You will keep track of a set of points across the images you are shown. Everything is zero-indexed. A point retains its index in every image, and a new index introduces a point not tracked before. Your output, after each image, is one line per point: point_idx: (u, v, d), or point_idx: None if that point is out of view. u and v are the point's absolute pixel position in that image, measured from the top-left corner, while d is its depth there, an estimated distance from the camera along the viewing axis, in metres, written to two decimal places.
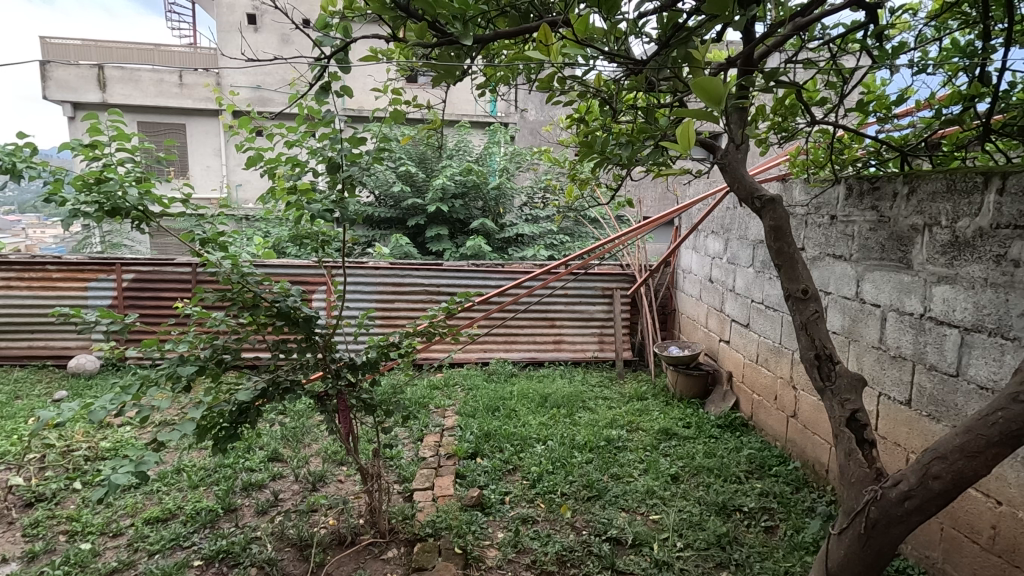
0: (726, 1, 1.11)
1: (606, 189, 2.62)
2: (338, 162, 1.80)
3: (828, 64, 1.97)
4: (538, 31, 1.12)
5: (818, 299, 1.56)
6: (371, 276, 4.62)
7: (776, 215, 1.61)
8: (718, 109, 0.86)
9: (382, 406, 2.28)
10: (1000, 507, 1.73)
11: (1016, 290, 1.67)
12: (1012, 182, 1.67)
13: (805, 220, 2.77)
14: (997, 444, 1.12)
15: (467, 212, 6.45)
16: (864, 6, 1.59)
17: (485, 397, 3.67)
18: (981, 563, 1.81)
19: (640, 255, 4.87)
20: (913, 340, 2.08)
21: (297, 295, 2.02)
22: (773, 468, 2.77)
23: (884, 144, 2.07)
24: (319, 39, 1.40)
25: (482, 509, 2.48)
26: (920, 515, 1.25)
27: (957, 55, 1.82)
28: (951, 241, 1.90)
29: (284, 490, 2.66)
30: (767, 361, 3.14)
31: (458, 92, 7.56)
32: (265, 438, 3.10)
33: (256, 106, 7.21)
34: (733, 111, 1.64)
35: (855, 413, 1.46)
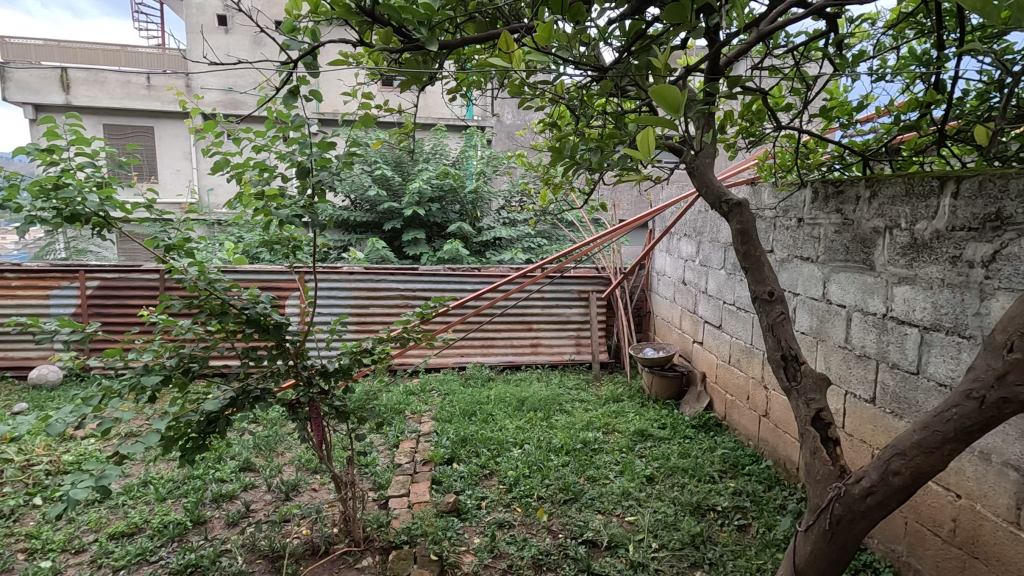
0: (682, 10, 1.16)
1: (580, 194, 2.63)
2: (308, 167, 1.77)
3: (791, 71, 2.04)
4: (504, 35, 1.15)
5: (783, 301, 1.59)
6: (345, 281, 4.57)
7: (742, 219, 1.64)
8: (677, 117, 0.88)
9: (355, 413, 2.26)
10: (960, 500, 1.79)
11: (972, 290, 1.72)
12: (966, 186, 1.73)
13: (773, 223, 2.83)
14: (952, 440, 1.15)
15: (444, 216, 6.45)
16: (826, 15, 1.62)
17: (461, 402, 3.65)
18: (943, 556, 1.87)
19: (615, 258, 4.91)
20: (877, 340, 2.14)
21: (266, 302, 1.99)
22: (746, 468, 2.82)
23: (847, 149, 2.14)
24: (285, 42, 1.42)
25: (458, 515, 2.47)
26: (882, 511, 1.28)
27: (914, 63, 1.89)
28: (910, 242, 1.96)
29: (256, 501, 2.62)
30: (739, 361, 3.19)
31: (433, 96, 7.56)
32: (235, 447, 3.05)
33: (225, 109, 7.08)
34: (700, 118, 1.66)
35: (819, 412, 1.49)
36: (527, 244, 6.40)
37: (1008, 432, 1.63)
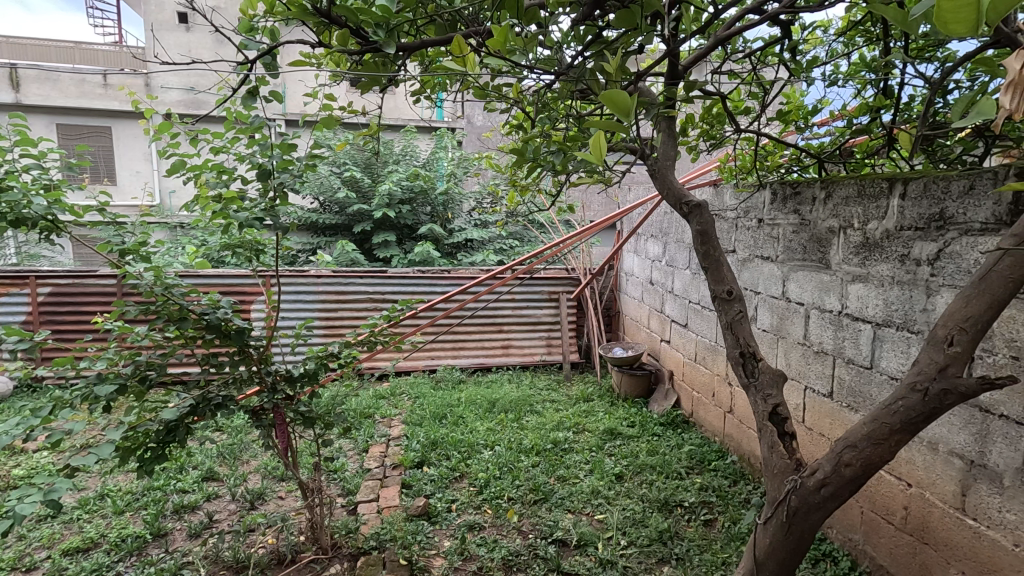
0: (631, 15, 1.30)
1: (546, 195, 2.64)
2: (269, 168, 1.73)
3: (749, 77, 2.09)
4: (455, 38, 1.17)
5: (741, 300, 1.63)
6: (312, 285, 4.50)
7: (702, 220, 1.67)
8: (627, 119, 0.95)
9: (322, 418, 2.22)
10: (910, 488, 1.87)
11: (919, 288, 1.79)
12: (913, 187, 1.80)
13: (735, 224, 2.90)
14: (898, 431, 1.20)
15: (414, 218, 6.41)
16: (780, 21, 1.67)
17: (431, 405, 3.63)
18: (896, 542, 1.94)
19: (585, 258, 4.96)
20: (833, 336, 2.21)
21: (227, 307, 1.94)
22: (712, 463, 2.87)
23: (804, 152, 2.21)
24: (242, 42, 1.38)
25: (428, 518, 2.46)
26: (835, 502, 1.33)
27: (864, 69, 1.97)
28: (862, 242, 2.04)
29: (219, 511, 2.55)
30: (704, 359, 3.26)
31: (402, 97, 7.50)
32: (197, 457, 2.98)
33: (186, 109, 6.89)
34: (662, 121, 1.70)
35: (776, 407, 1.53)
36: (498, 245, 6.41)
37: (952, 421, 1.71)
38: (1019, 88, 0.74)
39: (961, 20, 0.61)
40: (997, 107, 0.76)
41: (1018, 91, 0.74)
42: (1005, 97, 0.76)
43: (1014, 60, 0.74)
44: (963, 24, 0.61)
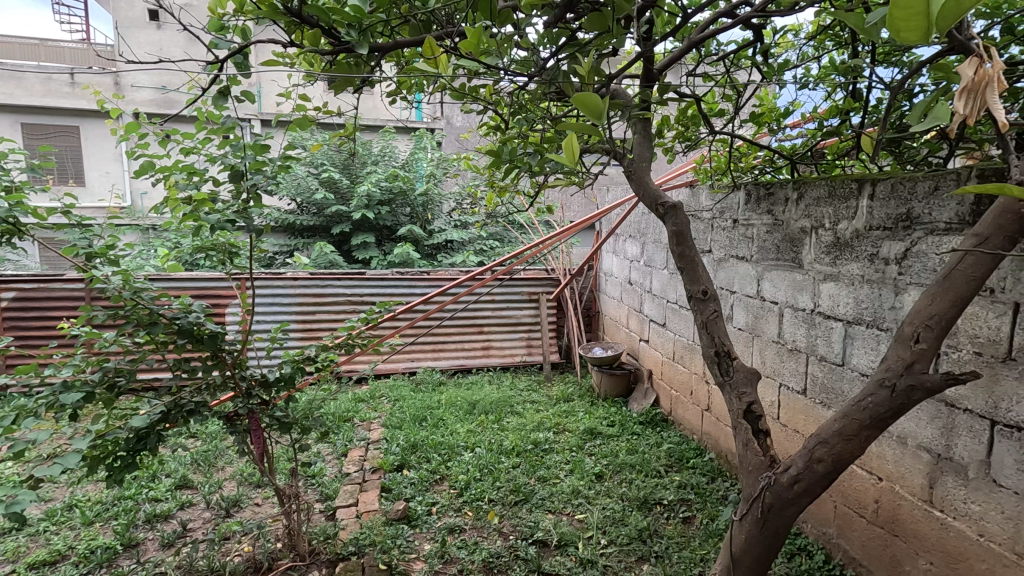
0: (603, 19, 1.31)
1: (525, 196, 2.64)
2: (242, 170, 1.70)
3: (723, 78, 2.12)
4: (427, 40, 1.17)
5: (716, 299, 1.65)
6: (289, 287, 4.43)
7: (678, 221, 1.69)
8: (601, 122, 0.97)
9: (299, 423, 2.19)
10: (881, 482, 1.92)
11: (888, 286, 1.84)
12: (881, 188, 1.84)
13: (710, 224, 2.93)
14: (868, 428, 1.23)
15: (394, 219, 6.36)
16: (753, 25, 1.69)
17: (411, 408, 3.61)
18: (868, 535, 1.98)
19: (564, 259, 4.98)
20: (806, 334, 2.25)
21: (199, 312, 1.90)
22: (690, 461, 2.90)
23: (777, 153, 2.25)
24: (213, 41, 1.36)
25: (408, 522, 2.44)
26: (807, 497, 1.35)
27: (834, 73, 2.02)
28: (833, 241, 2.08)
29: (193, 519, 2.50)
30: (682, 358, 3.30)
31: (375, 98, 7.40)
32: (170, 464, 2.91)
33: (158, 109, 6.73)
34: (638, 122, 1.71)
35: (750, 405, 1.55)
36: (479, 246, 6.40)
37: (920, 416, 1.75)
38: (972, 94, 0.77)
39: (915, 28, 0.63)
40: (951, 111, 0.80)
41: (971, 95, 0.77)
42: (959, 102, 0.79)
43: (967, 68, 0.78)
44: (916, 32, 0.63)
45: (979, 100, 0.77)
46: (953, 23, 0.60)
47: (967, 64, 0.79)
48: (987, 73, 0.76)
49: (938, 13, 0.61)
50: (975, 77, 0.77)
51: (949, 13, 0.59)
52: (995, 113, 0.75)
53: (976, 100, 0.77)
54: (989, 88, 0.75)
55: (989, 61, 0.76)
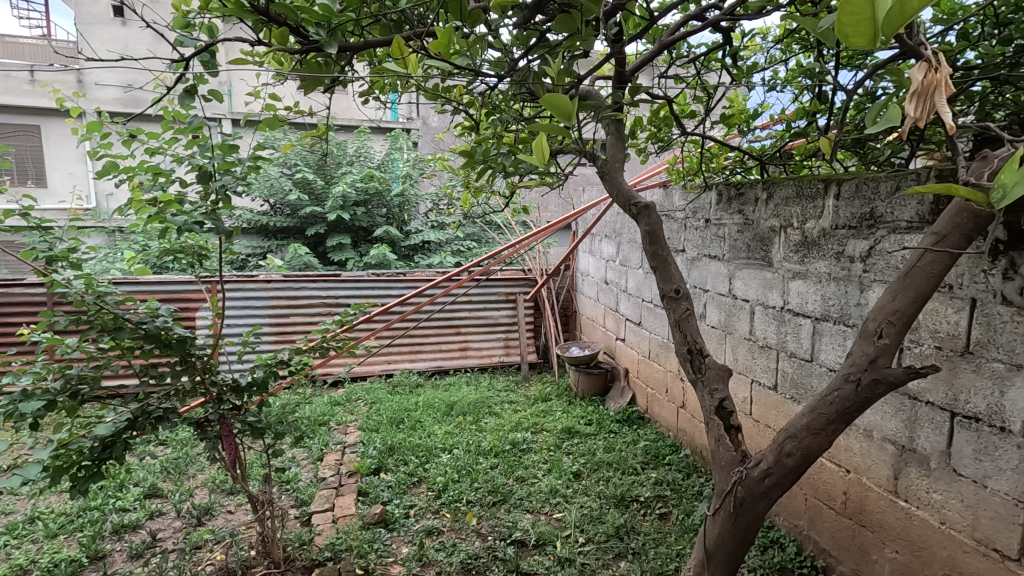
0: (571, 20, 1.32)
1: (500, 196, 2.64)
2: (210, 171, 1.66)
3: (694, 80, 2.16)
4: (394, 41, 1.17)
5: (689, 298, 1.68)
6: (262, 290, 4.36)
7: (651, 221, 1.71)
8: (568, 122, 0.97)
9: (272, 428, 2.15)
10: (849, 474, 1.97)
11: (854, 283, 1.89)
12: (846, 188, 1.90)
13: (684, 224, 2.98)
14: (834, 421, 1.26)
15: (369, 220, 6.30)
16: (722, 28, 1.72)
17: (388, 410, 3.58)
18: (837, 526, 2.04)
19: (541, 259, 5.00)
20: (777, 331, 2.30)
21: (167, 316, 1.85)
22: (666, 457, 2.94)
23: (747, 154, 2.29)
24: (178, 39, 1.32)
25: (385, 526, 2.42)
26: (778, 490, 1.38)
27: (801, 75, 2.06)
28: (802, 240, 2.13)
29: (163, 529, 2.44)
30: (658, 356, 3.34)
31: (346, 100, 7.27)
32: (138, 473, 2.83)
33: (124, 108, 6.55)
34: (611, 123, 1.73)
35: (722, 401, 1.58)
36: (456, 247, 6.38)
37: (885, 409, 1.80)
38: (922, 97, 0.83)
39: (861, 32, 0.64)
40: (903, 114, 0.85)
41: (921, 99, 0.82)
42: (909, 105, 0.84)
43: (917, 73, 0.83)
44: (863, 37, 0.64)
45: (927, 104, 0.82)
46: (896, 30, 0.61)
47: (917, 68, 0.83)
48: (934, 78, 0.81)
49: (882, 20, 0.62)
50: (924, 82, 0.82)
51: (891, 23, 0.60)
52: (942, 116, 0.81)
53: (925, 104, 0.82)
54: (936, 93, 0.81)
55: (937, 67, 0.81)
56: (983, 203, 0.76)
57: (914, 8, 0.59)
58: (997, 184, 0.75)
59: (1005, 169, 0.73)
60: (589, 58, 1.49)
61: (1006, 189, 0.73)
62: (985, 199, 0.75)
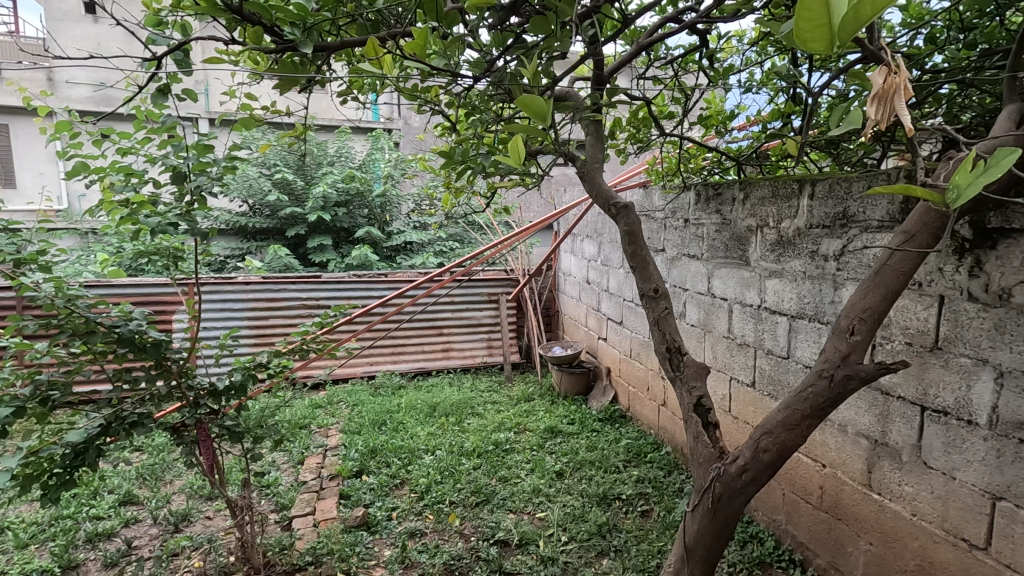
0: (546, 23, 1.33)
1: (482, 196, 2.64)
2: (184, 171, 1.63)
3: (672, 82, 2.18)
4: (368, 42, 1.18)
5: (667, 297, 1.70)
6: (240, 291, 4.30)
7: (629, 221, 1.73)
8: (543, 123, 1.00)
9: (251, 432, 2.12)
10: (825, 469, 2.01)
11: (828, 281, 1.93)
12: (820, 188, 1.93)
13: (663, 224, 3.01)
14: (809, 417, 1.29)
15: (351, 220, 6.24)
16: (699, 30, 1.74)
17: (370, 412, 3.56)
18: (813, 519, 2.08)
19: (523, 259, 5.01)
20: (754, 328, 2.34)
21: (141, 319, 1.80)
22: (648, 455, 2.96)
23: (725, 155, 2.32)
24: (150, 37, 1.29)
25: (368, 528, 2.41)
26: (754, 486, 1.40)
27: (776, 78, 2.10)
28: (777, 239, 2.17)
29: (139, 536, 2.39)
30: (639, 354, 3.37)
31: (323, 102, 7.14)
32: (113, 480, 2.78)
33: (97, 106, 6.41)
34: (590, 125, 1.74)
35: (700, 399, 1.60)
36: (439, 248, 6.36)
37: (859, 404, 1.84)
38: (882, 101, 0.86)
39: (818, 39, 0.65)
40: (864, 116, 0.88)
41: (882, 102, 0.86)
42: (870, 108, 0.87)
43: (877, 76, 0.86)
44: (820, 43, 0.65)
45: (888, 107, 0.85)
46: (853, 35, 0.62)
47: (878, 72, 0.86)
48: (894, 82, 0.84)
49: (839, 25, 0.63)
50: (884, 85, 0.85)
51: (847, 28, 0.61)
52: (901, 119, 0.84)
53: (886, 107, 0.85)
54: (896, 96, 0.84)
55: (897, 71, 0.83)
56: (939, 203, 0.81)
57: (869, 13, 0.60)
58: (952, 185, 0.81)
59: (962, 170, 0.78)
60: (567, 58, 1.50)
61: (961, 189, 0.78)
62: (940, 200, 0.80)
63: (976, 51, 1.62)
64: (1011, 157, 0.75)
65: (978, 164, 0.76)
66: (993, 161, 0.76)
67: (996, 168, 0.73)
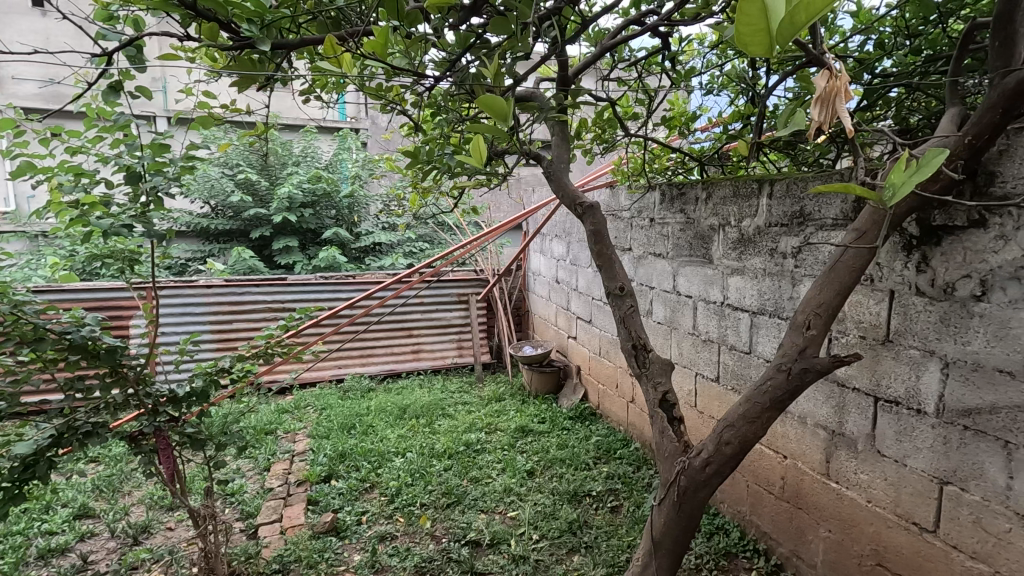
0: (506, 22, 1.32)
1: (449, 196, 2.63)
2: (139, 171, 1.58)
3: (636, 83, 2.22)
4: (325, 40, 1.17)
5: (633, 295, 1.73)
6: (201, 294, 4.18)
7: (595, 220, 1.75)
8: (504, 123, 1.01)
9: (214, 439, 2.07)
10: (786, 460, 2.07)
11: (786, 278, 1.99)
12: (778, 188, 1.99)
13: (630, 223, 3.05)
14: (769, 409, 1.33)
15: (318, 221, 6.14)
16: (661, 33, 1.77)
17: (339, 416, 3.50)
18: (776, 509, 2.14)
19: (493, 259, 5.01)
20: (718, 325, 2.39)
21: (94, 325, 1.73)
22: (617, 452, 3.00)
23: (688, 155, 2.37)
24: (99, 32, 1.24)
25: (337, 534, 2.37)
26: (718, 478, 1.44)
27: (736, 80, 2.15)
28: (739, 238, 2.22)
29: (96, 550, 2.30)
30: (608, 353, 3.40)
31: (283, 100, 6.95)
32: (67, 493, 2.66)
33: (45, 103, 6.13)
34: (556, 126, 1.76)
35: (665, 394, 1.63)
36: (408, 249, 6.31)
37: (817, 396, 1.91)
38: (825, 103, 0.89)
39: (758, 42, 0.66)
40: (808, 117, 0.91)
41: (824, 104, 0.89)
42: (814, 110, 0.90)
43: (821, 79, 0.89)
44: (760, 46, 0.66)
45: (829, 109, 0.89)
46: (791, 38, 0.63)
47: (821, 75, 0.89)
48: (836, 85, 0.87)
49: (776, 30, 0.64)
50: (827, 88, 0.88)
51: (783, 32, 0.63)
52: (842, 121, 0.87)
53: (828, 109, 0.88)
54: (838, 98, 0.87)
55: (838, 75, 0.87)
56: (877, 200, 0.89)
57: (804, 18, 0.61)
58: (888, 184, 0.88)
59: (896, 170, 0.85)
60: (531, 59, 1.50)
61: (896, 189, 0.86)
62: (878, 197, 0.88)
63: (922, 56, 1.70)
64: (940, 157, 0.81)
65: (910, 165, 0.84)
66: (923, 161, 0.82)
67: (925, 169, 0.81)
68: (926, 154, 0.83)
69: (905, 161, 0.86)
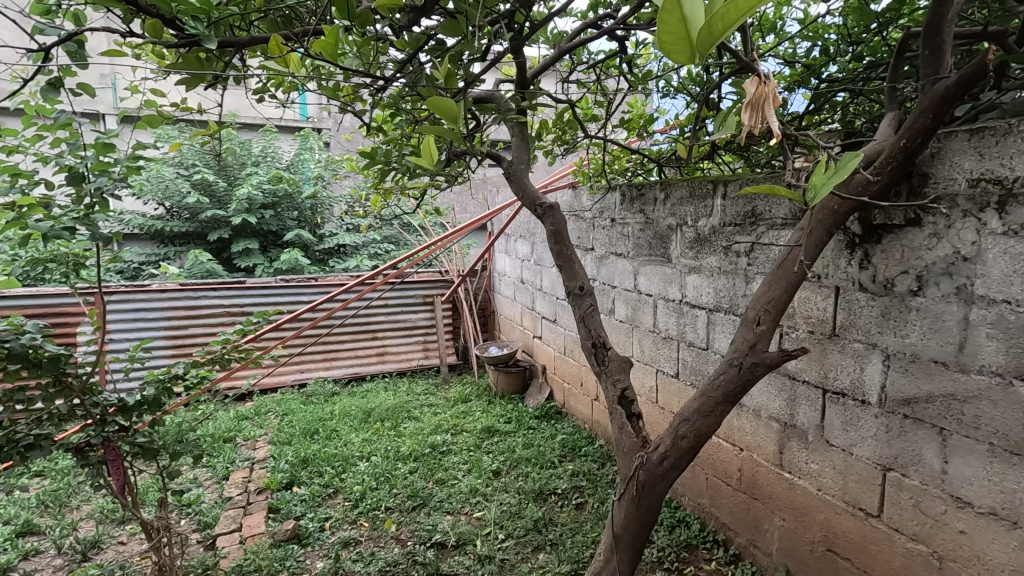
0: (457, 25, 1.33)
1: (412, 196, 2.61)
2: (81, 172, 1.51)
3: (595, 85, 2.25)
4: (269, 40, 1.16)
5: (592, 294, 1.75)
6: (155, 299, 4.04)
7: (555, 221, 1.77)
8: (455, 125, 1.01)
9: (168, 449, 2.00)
10: (742, 452, 2.13)
11: (740, 276, 2.05)
12: (731, 189, 2.06)
13: (592, 224, 3.09)
14: (722, 403, 1.37)
15: (279, 223, 6.00)
16: (618, 37, 1.81)
17: (301, 422, 3.43)
18: (734, 500, 2.20)
19: (458, 260, 5.00)
20: (677, 322, 2.45)
21: (35, 331, 1.64)
22: (582, 449, 3.03)
23: (646, 157, 2.42)
24: (36, 26, 1.19)
25: (299, 541, 2.33)
26: (675, 471, 1.47)
27: (692, 84, 2.21)
28: (695, 237, 2.28)
29: (41, 569, 2.20)
30: (573, 351, 3.44)
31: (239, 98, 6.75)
32: (9, 510, 2.53)
33: None
34: (515, 127, 1.77)
35: (624, 391, 1.66)
36: (373, 250, 6.23)
37: (770, 390, 1.97)
38: (754, 108, 0.93)
39: (680, 50, 0.68)
40: (740, 121, 0.94)
41: (755, 108, 0.92)
42: (743, 115, 0.94)
43: (751, 84, 0.92)
44: (681, 54, 0.68)
45: (759, 114, 0.92)
46: (709, 48, 0.66)
47: (749, 81, 0.93)
48: (764, 90, 0.91)
49: (696, 39, 0.66)
50: (757, 93, 0.92)
51: (702, 42, 0.65)
52: (771, 125, 0.91)
53: (758, 114, 0.92)
54: (766, 103, 0.91)
55: (766, 80, 0.91)
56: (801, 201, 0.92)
57: (721, 28, 0.63)
58: (810, 186, 0.91)
59: (818, 173, 0.89)
60: (488, 60, 1.51)
61: (818, 190, 0.89)
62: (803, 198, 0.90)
63: (863, 63, 1.78)
64: (855, 161, 0.86)
65: (830, 169, 0.89)
66: (841, 166, 0.88)
67: (842, 172, 0.86)
68: (842, 158, 0.89)
69: (823, 166, 0.91)
